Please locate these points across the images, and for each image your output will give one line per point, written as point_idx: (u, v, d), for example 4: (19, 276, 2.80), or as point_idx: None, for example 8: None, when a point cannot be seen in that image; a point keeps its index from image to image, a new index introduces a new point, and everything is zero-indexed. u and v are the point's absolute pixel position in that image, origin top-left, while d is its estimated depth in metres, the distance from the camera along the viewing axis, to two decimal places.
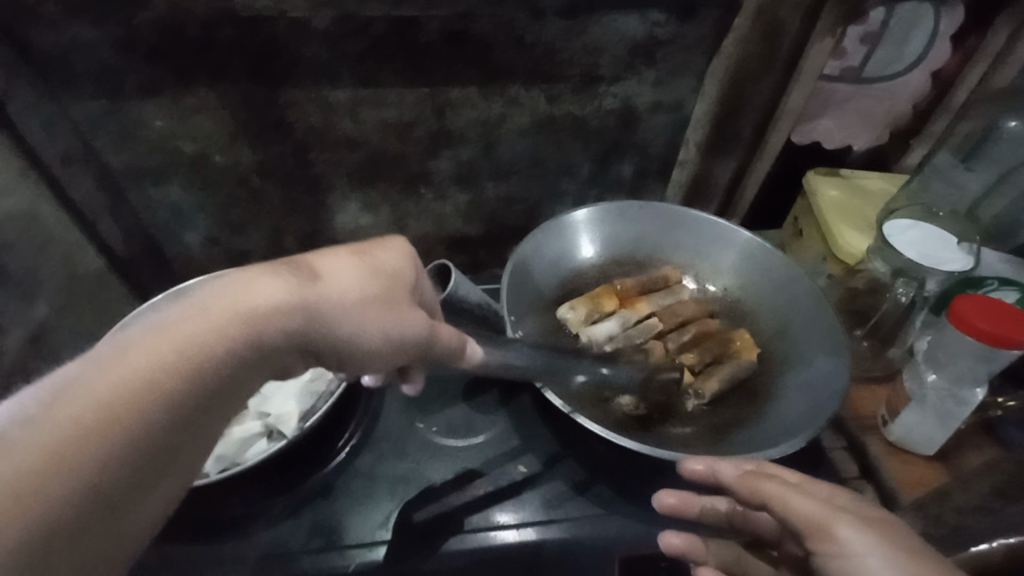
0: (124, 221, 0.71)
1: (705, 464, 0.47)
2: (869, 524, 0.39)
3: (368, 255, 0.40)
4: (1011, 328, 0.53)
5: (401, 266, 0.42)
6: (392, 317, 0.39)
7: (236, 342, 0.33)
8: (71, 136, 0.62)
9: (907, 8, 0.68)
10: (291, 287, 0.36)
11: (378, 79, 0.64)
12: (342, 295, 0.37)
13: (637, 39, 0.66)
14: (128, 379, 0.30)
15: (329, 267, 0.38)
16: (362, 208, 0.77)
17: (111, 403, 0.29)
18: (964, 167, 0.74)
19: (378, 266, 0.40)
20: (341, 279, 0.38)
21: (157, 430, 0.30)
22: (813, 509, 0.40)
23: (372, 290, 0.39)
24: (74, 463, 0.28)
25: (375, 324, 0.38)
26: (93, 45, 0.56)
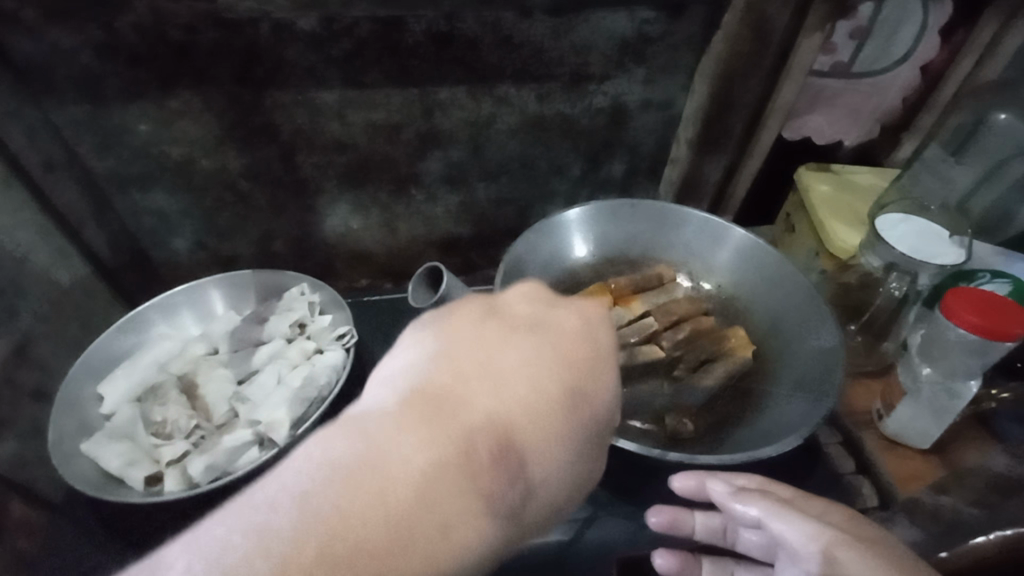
0: (109, 227, 0.70)
1: (698, 480, 0.47)
2: (864, 547, 0.38)
3: (543, 315, 0.33)
4: (1003, 320, 0.53)
5: (579, 331, 0.33)
6: (579, 399, 0.30)
7: (443, 440, 0.26)
8: (53, 142, 0.61)
9: (895, 4, 0.68)
10: (461, 396, 0.28)
11: (365, 81, 0.64)
12: (516, 398, 0.29)
13: (626, 38, 0.66)
14: (402, 469, 0.25)
15: (497, 347, 0.31)
16: (352, 210, 0.76)
17: (400, 488, 0.24)
18: (954, 160, 0.75)
19: (558, 330, 0.32)
20: (516, 357, 0.30)
21: (423, 527, 0.24)
22: (807, 531, 0.39)
23: (551, 371, 0.30)
24: (390, 556, 0.23)
25: (565, 426, 0.29)
26: (74, 50, 0.56)
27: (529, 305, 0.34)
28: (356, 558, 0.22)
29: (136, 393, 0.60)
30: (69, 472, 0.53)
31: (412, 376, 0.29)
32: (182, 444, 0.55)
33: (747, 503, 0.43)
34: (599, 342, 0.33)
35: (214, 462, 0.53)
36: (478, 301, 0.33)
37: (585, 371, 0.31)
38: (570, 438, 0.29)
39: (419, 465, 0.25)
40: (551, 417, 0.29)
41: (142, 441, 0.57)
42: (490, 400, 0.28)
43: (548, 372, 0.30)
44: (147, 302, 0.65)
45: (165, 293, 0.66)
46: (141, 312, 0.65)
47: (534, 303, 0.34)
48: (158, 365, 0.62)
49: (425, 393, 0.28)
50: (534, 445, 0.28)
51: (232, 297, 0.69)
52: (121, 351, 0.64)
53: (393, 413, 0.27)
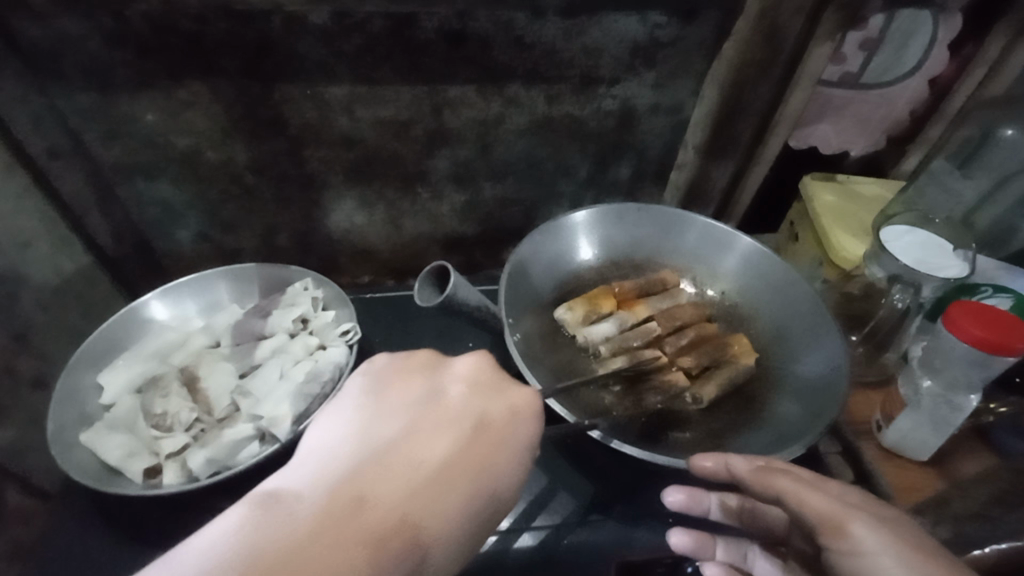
0: (113, 217, 0.70)
1: (716, 462, 0.47)
2: (884, 522, 0.39)
3: (477, 386, 0.40)
4: (1005, 333, 0.53)
5: (509, 420, 0.38)
6: (489, 485, 0.35)
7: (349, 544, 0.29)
8: (59, 130, 0.61)
9: (906, 16, 0.69)
10: (376, 480, 0.32)
11: (375, 77, 0.63)
12: (418, 480, 0.33)
13: (637, 41, 0.66)
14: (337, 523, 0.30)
15: (426, 425, 0.36)
16: (357, 206, 0.76)
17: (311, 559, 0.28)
18: (961, 173, 0.74)
19: (487, 409, 0.38)
20: (432, 448, 0.35)
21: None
22: (827, 507, 0.40)
23: (456, 467, 0.34)
24: None
25: (462, 503, 0.33)
26: (83, 38, 0.55)
27: (473, 386, 0.39)
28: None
29: (137, 383, 0.59)
30: (68, 463, 0.52)
31: (357, 450, 0.34)
32: (183, 436, 0.55)
33: (768, 483, 0.43)
34: (519, 421, 0.38)
35: (215, 457, 0.52)
36: (424, 385, 0.39)
37: (499, 439, 0.37)
38: (470, 513, 0.34)
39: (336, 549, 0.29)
40: (446, 518, 0.32)
41: (142, 433, 0.56)
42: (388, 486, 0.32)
43: (461, 466, 0.35)
44: (150, 291, 0.65)
45: (169, 283, 0.65)
46: (143, 302, 0.65)
47: (477, 388, 0.39)
48: (160, 356, 0.62)
49: (349, 495, 0.31)
50: (432, 528, 0.32)
51: (236, 290, 0.68)
52: (121, 339, 0.63)
53: (322, 495, 0.31)
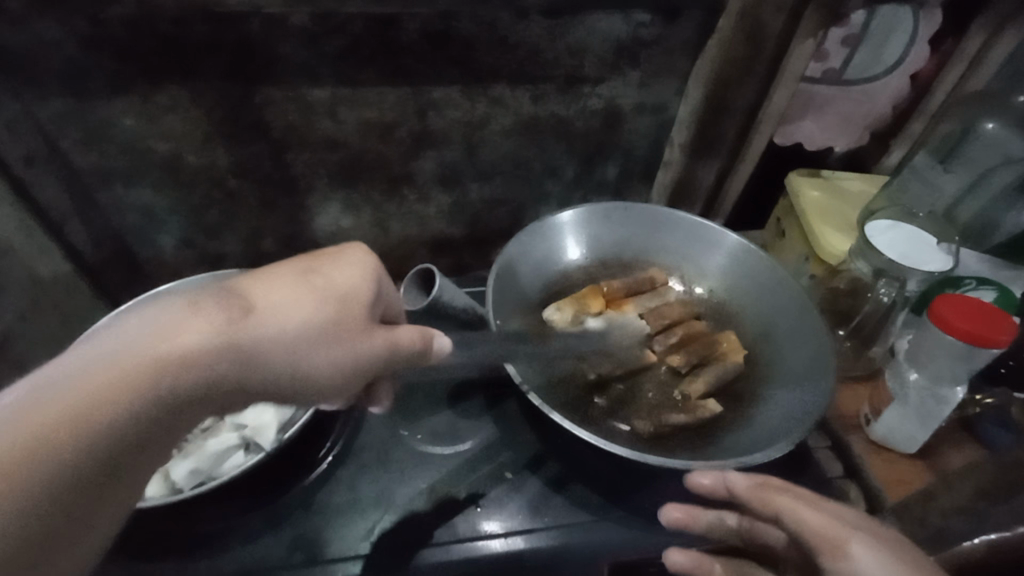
0: (93, 224, 0.69)
1: (714, 479, 0.47)
2: (881, 543, 0.39)
3: (319, 277, 0.41)
4: (989, 328, 0.54)
5: (350, 291, 0.41)
6: (343, 346, 0.40)
7: (188, 353, 0.34)
8: (34, 136, 0.60)
9: (887, 12, 0.69)
10: (200, 324, 0.35)
11: (359, 79, 0.63)
12: (248, 322, 0.37)
13: (621, 40, 0.66)
14: (174, 346, 0.34)
15: (267, 287, 0.39)
16: (343, 209, 0.75)
17: (157, 364, 0.33)
18: (942, 167, 0.75)
19: (330, 288, 0.41)
20: (275, 309, 0.38)
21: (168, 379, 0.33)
22: (825, 526, 0.40)
23: (309, 319, 0.38)
24: (186, 380, 0.34)
25: (284, 343, 0.37)
26: (58, 43, 0.54)
27: (327, 264, 0.42)
28: (148, 384, 0.33)
29: None
30: None
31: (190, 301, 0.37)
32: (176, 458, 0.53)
33: (768, 501, 0.44)
34: (360, 288, 0.42)
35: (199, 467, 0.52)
36: (296, 262, 0.41)
37: (351, 318, 0.41)
38: (298, 360, 0.38)
39: (196, 341, 0.34)
40: (278, 348, 0.37)
41: None
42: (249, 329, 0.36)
43: (296, 315, 0.38)
44: (133, 298, 0.64)
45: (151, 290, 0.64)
46: None
47: (321, 263, 0.42)
48: None
49: (220, 305, 0.36)
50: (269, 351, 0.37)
51: None
52: None
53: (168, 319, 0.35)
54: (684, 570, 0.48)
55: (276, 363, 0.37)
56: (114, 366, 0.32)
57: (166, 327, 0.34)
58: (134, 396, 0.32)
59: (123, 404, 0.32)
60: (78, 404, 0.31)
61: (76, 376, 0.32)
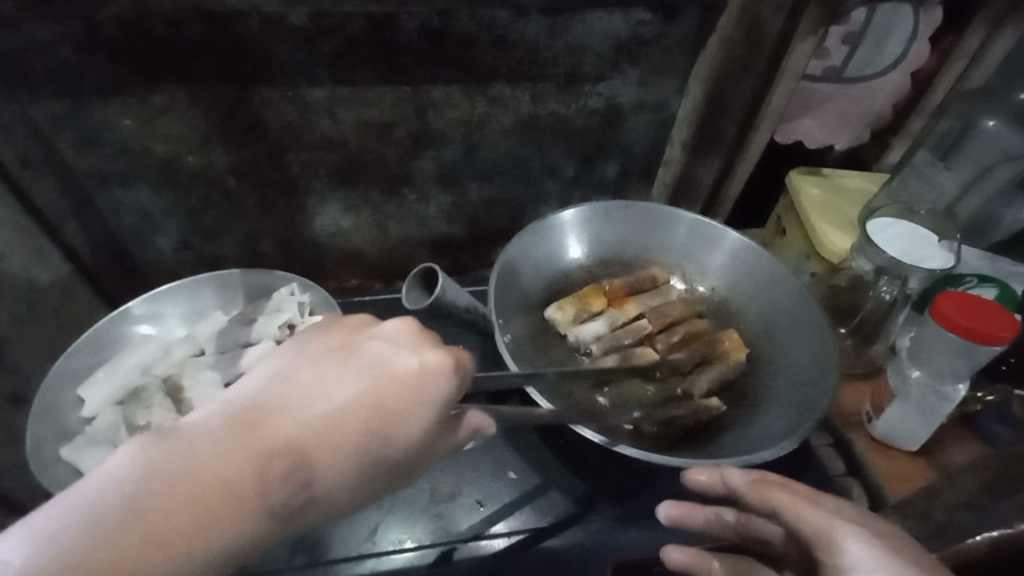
0: (90, 226, 0.68)
1: (710, 474, 0.48)
2: (879, 539, 0.39)
3: (379, 368, 0.38)
4: (990, 325, 0.54)
5: (406, 387, 0.37)
6: (386, 441, 0.37)
7: (255, 456, 0.33)
8: (30, 138, 0.59)
9: (886, 9, 0.69)
10: (253, 433, 0.34)
11: (357, 78, 0.63)
12: (313, 420, 0.35)
13: (620, 38, 0.66)
14: (244, 452, 0.33)
15: (331, 378, 0.37)
16: (342, 209, 0.75)
17: (229, 477, 0.32)
18: (942, 164, 0.74)
19: (384, 382, 0.37)
20: (332, 403, 0.36)
21: (233, 481, 0.32)
22: (823, 523, 0.40)
23: (360, 411, 0.36)
24: (246, 491, 0.32)
25: (345, 446, 0.35)
26: (54, 44, 0.54)
27: (384, 351, 0.39)
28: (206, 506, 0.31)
29: (118, 395, 0.58)
30: (49, 481, 0.51)
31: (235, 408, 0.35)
32: None
33: (766, 497, 0.44)
34: (413, 383, 0.38)
35: None
36: (347, 338, 0.40)
37: (398, 410, 0.37)
38: (353, 464, 0.36)
39: (253, 453, 0.33)
40: (338, 448, 0.35)
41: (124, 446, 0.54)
42: (288, 433, 0.34)
43: (354, 412, 0.36)
44: (131, 300, 0.63)
45: (149, 293, 0.63)
46: (123, 312, 0.63)
47: (374, 355, 0.39)
48: (142, 367, 0.60)
49: (272, 403, 0.35)
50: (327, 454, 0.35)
51: (218, 296, 0.67)
52: (98, 351, 0.62)
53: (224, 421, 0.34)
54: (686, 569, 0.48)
55: (334, 464, 0.35)
56: (179, 485, 0.32)
57: (217, 443, 0.33)
58: (202, 506, 0.31)
59: (191, 520, 0.31)
60: (132, 536, 0.30)
61: (145, 490, 0.31)
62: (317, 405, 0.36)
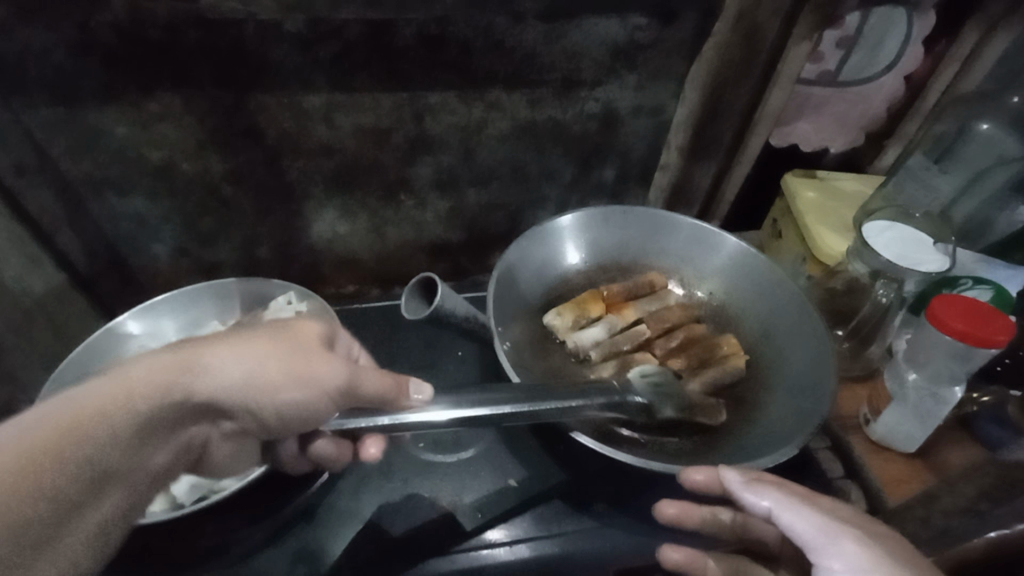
0: (85, 234, 0.68)
1: (706, 474, 0.47)
2: (875, 539, 0.39)
3: (272, 327, 0.45)
4: (987, 328, 0.54)
5: (296, 334, 0.46)
6: (281, 368, 0.43)
7: (156, 371, 0.38)
8: (25, 146, 0.59)
9: (881, 14, 0.69)
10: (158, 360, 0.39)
11: (353, 85, 0.62)
12: (210, 350, 0.41)
13: (618, 43, 0.66)
14: (143, 370, 0.38)
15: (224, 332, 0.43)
16: (340, 215, 0.75)
17: (136, 385, 0.37)
18: (937, 168, 0.75)
19: (275, 331, 0.45)
20: (228, 343, 0.42)
21: (138, 390, 0.37)
22: (818, 525, 0.40)
23: (257, 345, 0.43)
24: (145, 396, 0.37)
25: (239, 366, 0.42)
26: (47, 51, 0.53)
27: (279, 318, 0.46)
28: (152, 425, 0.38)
29: None
30: None
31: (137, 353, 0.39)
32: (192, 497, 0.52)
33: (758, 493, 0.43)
34: (304, 327, 0.47)
35: (199, 483, 0.53)
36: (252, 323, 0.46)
37: (289, 343, 0.44)
38: (241, 382, 0.42)
39: (169, 362, 0.39)
40: (233, 368, 0.41)
41: None
42: (228, 378, 0.41)
43: (249, 344, 0.43)
44: (127, 309, 0.63)
45: (145, 303, 0.63)
46: (120, 322, 0.63)
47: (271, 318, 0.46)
48: None
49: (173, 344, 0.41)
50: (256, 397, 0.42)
51: (215, 305, 0.66)
52: (94, 362, 0.61)
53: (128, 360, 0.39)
54: (679, 567, 0.48)
55: (225, 380, 0.41)
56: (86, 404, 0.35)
57: (151, 371, 0.38)
58: (107, 412, 0.36)
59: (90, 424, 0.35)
60: (47, 438, 0.34)
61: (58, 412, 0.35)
62: (252, 358, 0.42)
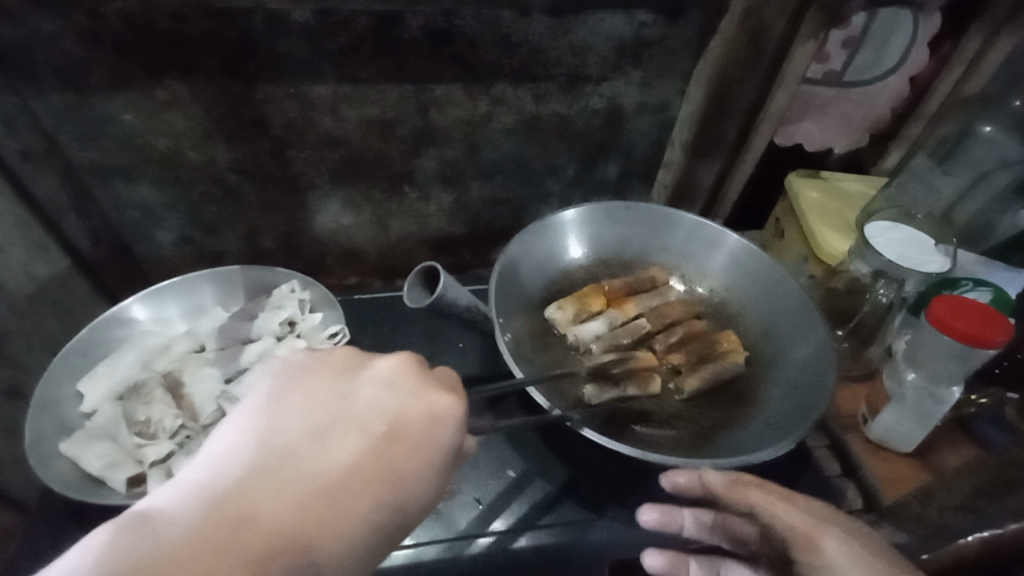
0: (91, 220, 0.68)
1: (689, 477, 0.46)
2: (853, 536, 0.40)
3: (380, 430, 0.34)
4: (985, 328, 0.54)
5: (423, 431, 0.35)
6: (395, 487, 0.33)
7: (259, 520, 0.28)
8: (33, 132, 0.59)
9: (887, 15, 0.70)
10: (269, 491, 0.30)
11: (360, 76, 0.63)
12: (318, 479, 0.31)
13: (624, 39, 0.66)
14: (233, 513, 0.28)
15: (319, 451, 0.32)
16: (344, 207, 0.75)
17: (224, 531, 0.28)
18: (940, 170, 0.76)
19: (386, 438, 0.34)
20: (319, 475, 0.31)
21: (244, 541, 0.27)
22: (797, 525, 0.41)
23: (367, 463, 0.32)
24: (263, 529, 0.28)
25: (361, 514, 0.31)
26: (55, 38, 0.54)
27: (385, 391, 0.36)
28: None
29: (118, 391, 0.57)
30: (49, 475, 0.50)
31: (200, 504, 0.29)
32: (167, 444, 0.53)
33: (741, 496, 0.44)
34: (438, 430, 0.35)
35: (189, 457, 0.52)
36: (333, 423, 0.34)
37: (410, 452, 0.34)
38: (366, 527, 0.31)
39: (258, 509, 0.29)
40: (344, 510, 0.31)
41: (124, 441, 0.54)
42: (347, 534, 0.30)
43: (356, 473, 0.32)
44: (132, 294, 0.63)
45: (150, 288, 0.63)
46: (122, 307, 0.63)
47: (384, 394, 0.36)
48: (141, 362, 0.60)
49: (239, 495, 0.29)
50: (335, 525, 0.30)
51: (218, 291, 0.67)
52: (97, 347, 0.61)
53: (198, 510, 0.28)
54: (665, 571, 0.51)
55: (349, 505, 0.31)
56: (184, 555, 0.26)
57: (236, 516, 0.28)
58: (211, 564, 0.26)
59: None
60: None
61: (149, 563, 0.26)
62: (361, 501, 0.31)
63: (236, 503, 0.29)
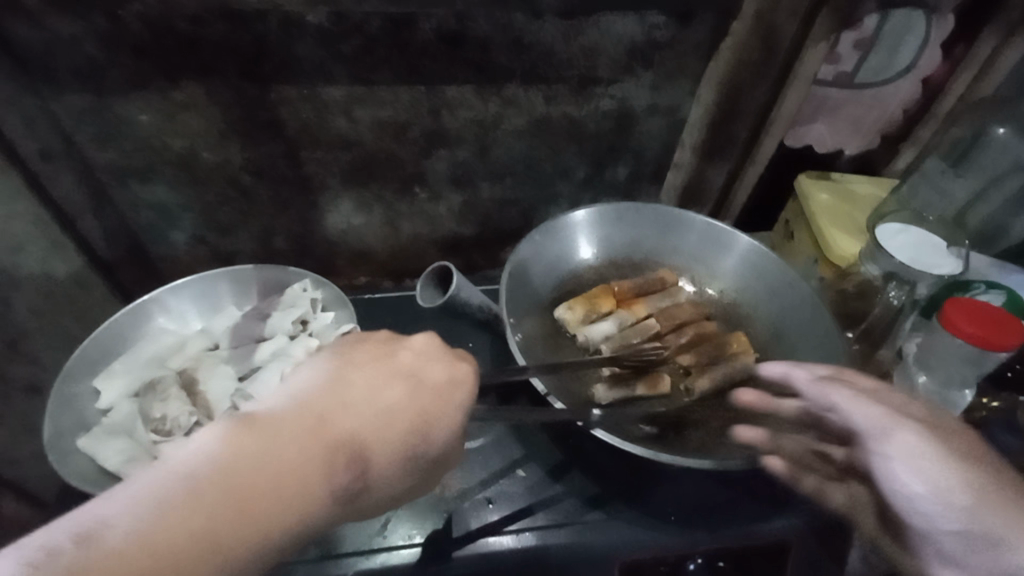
0: (108, 220, 0.69)
1: (782, 368, 0.50)
2: (936, 434, 0.42)
3: (418, 375, 0.39)
4: (998, 331, 0.54)
5: (451, 389, 0.40)
6: (427, 428, 0.37)
7: (320, 430, 0.34)
8: (52, 132, 0.60)
9: (899, 17, 0.69)
10: (329, 408, 0.35)
11: (374, 78, 0.63)
12: (368, 408, 0.36)
13: (635, 41, 0.66)
14: (300, 423, 0.34)
15: (370, 386, 0.37)
16: (355, 207, 0.76)
17: (295, 435, 0.33)
18: (953, 172, 0.77)
19: (424, 383, 0.39)
20: (370, 404, 0.36)
21: (310, 446, 0.33)
22: (873, 420, 0.43)
23: (407, 403, 0.37)
24: (324, 439, 0.34)
25: (401, 442, 0.36)
26: (76, 40, 0.54)
27: (421, 354, 0.41)
28: (216, 521, 0.29)
29: (134, 388, 0.58)
30: (69, 471, 0.50)
31: (278, 408, 0.35)
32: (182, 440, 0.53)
33: (829, 394, 0.46)
34: (461, 388, 0.40)
35: None
36: (379, 364, 0.39)
37: (440, 399, 0.39)
38: (402, 454, 0.36)
39: (318, 425, 0.34)
40: (388, 435, 0.36)
41: (141, 438, 0.54)
42: (385, 457, 0.36)
43: (399, 410, 0.37)
44: (148, 293, 0.63)
45: (165, 287, 0.64)
46: (137, 307, 0.64)
47: (423, 353, 0.41)
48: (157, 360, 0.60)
49: (307, 410, 0.35)
50: (381, 452, 0.35)
51: (231, 290, 0.68)
52: (114, 345, 0.62)
53: (277, 414, 0.34)
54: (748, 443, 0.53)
55: (391, 432, 0.36)
56: (266, 449, 0.32)
57: (301, 426, 0.34)
58: (286, 461, 0.32)
59: (269, 472, 0.31)
60: (234, 470, 0.31)
61: (238, 452, 0.32)
62: (399, 432, 0.36)
63: (302, 414, 0.34)
